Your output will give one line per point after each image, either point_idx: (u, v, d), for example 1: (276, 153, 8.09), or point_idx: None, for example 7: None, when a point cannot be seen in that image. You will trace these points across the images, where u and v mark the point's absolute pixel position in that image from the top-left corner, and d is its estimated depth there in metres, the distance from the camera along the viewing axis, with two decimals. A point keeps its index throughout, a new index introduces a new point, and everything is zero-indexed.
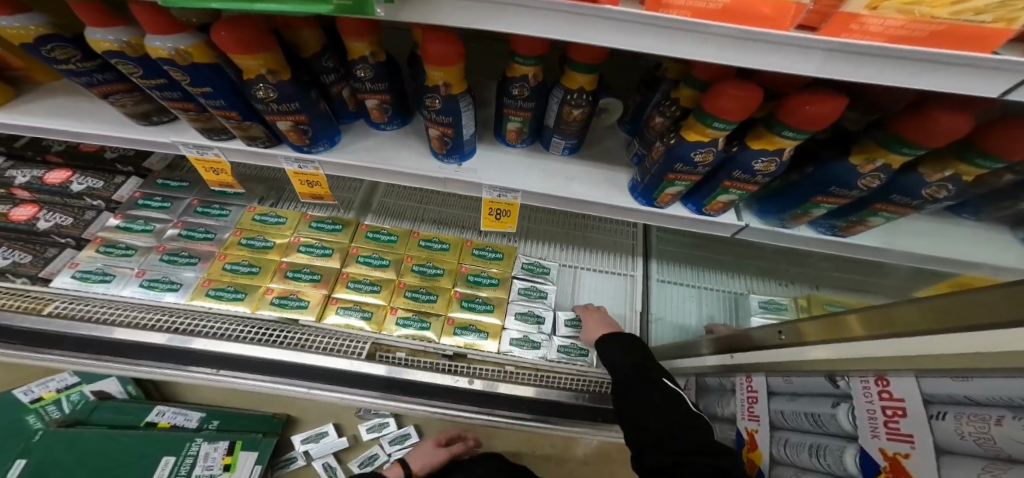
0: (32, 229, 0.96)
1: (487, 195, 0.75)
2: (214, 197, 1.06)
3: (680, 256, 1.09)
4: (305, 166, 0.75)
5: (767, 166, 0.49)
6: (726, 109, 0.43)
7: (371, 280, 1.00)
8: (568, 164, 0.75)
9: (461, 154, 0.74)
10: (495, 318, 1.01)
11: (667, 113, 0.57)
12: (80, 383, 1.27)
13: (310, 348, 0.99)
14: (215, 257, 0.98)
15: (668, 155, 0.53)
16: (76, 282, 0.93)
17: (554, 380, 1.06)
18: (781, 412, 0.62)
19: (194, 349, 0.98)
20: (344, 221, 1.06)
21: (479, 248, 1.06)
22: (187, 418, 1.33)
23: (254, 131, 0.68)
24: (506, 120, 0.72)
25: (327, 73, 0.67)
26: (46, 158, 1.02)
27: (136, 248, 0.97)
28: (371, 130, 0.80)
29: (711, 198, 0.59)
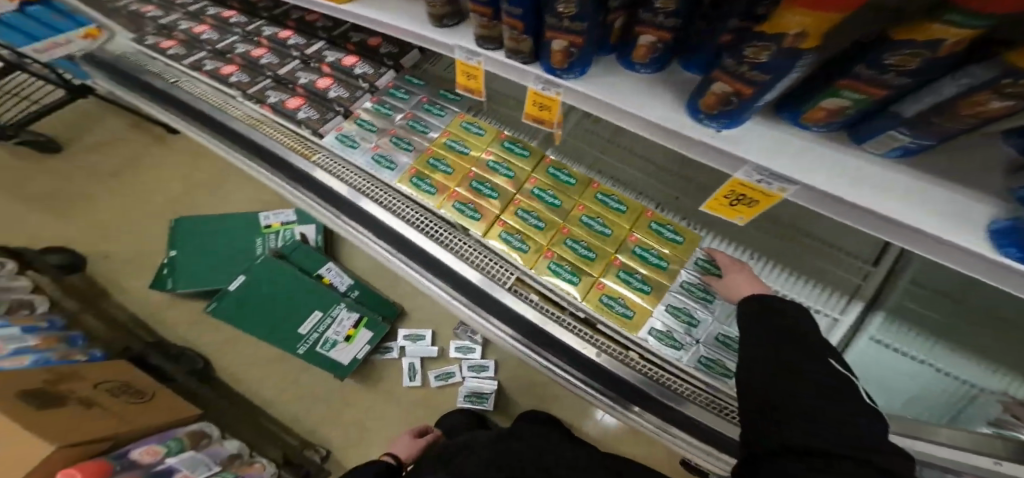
0: (324, 96, 1.20)
1: (741, 176, 0.59)
2: (439, 98, 1.16)
3: (921, 322, 0.84)
4: (550, 89, 0.72)
5: None
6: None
7: (539, 217, 0.98)
8: (885, 167, 0.53)
9: (731, 119, 0.56)
10: (647, 301, 0.92)
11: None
12: (294, 222, 1.85)
13: (463, 257, 1.00)
14: (424, 150, 1.08)
15: None
16: (336, 143, 1.12)
17: (687, 392, 0.91)
18: None
19: (377, 225, 1.07)
20: (531, 149, 1.06)
21: (658, 222, 0.93)
22: (340, 281, 1.64)
23: (525, 47, 0.66)
24: (825, 92, 0.47)
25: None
26: (346, 44, 1.30)
27: (378, 126, 1.12)
28: (622, 70, 0.71)
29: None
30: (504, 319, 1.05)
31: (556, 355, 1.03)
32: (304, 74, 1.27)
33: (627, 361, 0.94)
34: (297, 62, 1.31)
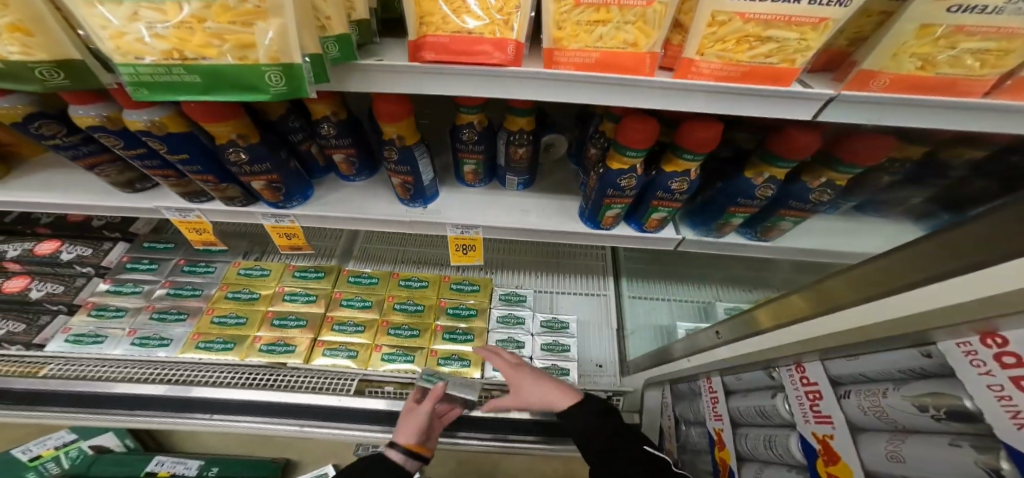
0: (24, 299, 1.01)
1: (450, 232, 0.82)
2: (200, 255, 1.13)
3: (643, 273, 1.24)
4: (281, 220, 0.80)
5: (681, 185, 0.61)
6: (632, 139, 0.54)
7: (356, 322, 1.04)
8: (523, 197, 0.85)
9: (424, 197, 0.81)
10: (477, 347, 1.04)
11: (597, 145, 0.69)
12: (77, 439, 1.26)
13: (299, 387, 0.99)
14: (203, 311, 1.03)
15: (601, 182, 0.63)
16: (69, 346, 0.97)
17: None
18: (738, 408, 0.65)
19: (189, 399, 0.97)
20: (326, 268, 1.12)
21: (456, 281, 1.12)
22: (186, 466, 1.33)
23: (231, 191, 0.73)
24: (462, 162, 0.81)
25: (295, 133, 0.75)
26: (36, 229, 1.09)
27: (127, 308, 1.02)
28: (341, 183, 0.87)
29: (648, 216, 0.69)
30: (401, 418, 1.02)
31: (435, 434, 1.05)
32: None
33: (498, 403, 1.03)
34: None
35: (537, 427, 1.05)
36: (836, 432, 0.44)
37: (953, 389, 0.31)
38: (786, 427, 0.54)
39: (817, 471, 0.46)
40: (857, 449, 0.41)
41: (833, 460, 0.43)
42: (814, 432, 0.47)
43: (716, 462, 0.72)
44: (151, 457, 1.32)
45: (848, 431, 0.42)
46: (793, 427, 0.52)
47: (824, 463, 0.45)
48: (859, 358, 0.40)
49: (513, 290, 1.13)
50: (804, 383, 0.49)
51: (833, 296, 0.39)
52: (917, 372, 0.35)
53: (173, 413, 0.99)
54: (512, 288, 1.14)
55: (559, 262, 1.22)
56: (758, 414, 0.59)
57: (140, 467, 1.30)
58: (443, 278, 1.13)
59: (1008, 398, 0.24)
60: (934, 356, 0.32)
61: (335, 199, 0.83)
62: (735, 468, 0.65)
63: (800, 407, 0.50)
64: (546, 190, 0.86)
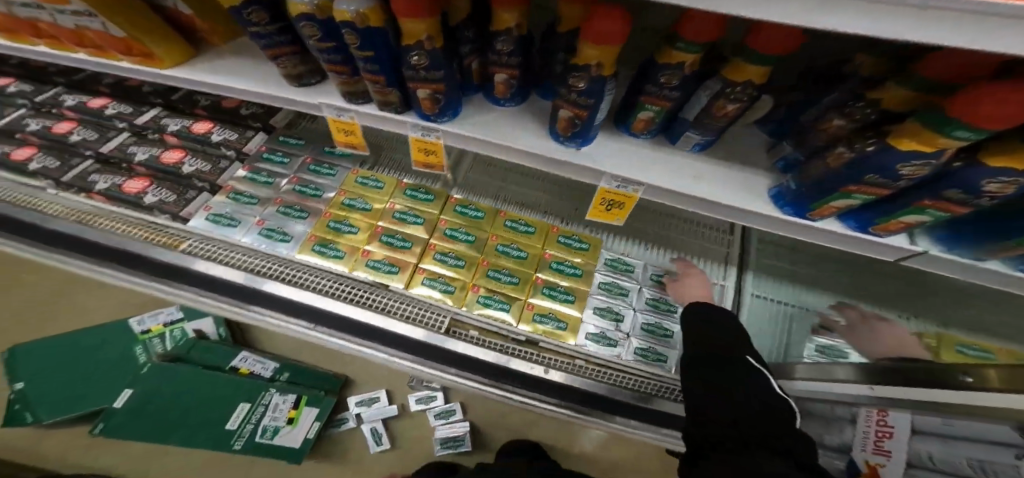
0: (178, 172, 1.03)
1: (606, 183, 0.73)
2: (326, 156, 1.09)
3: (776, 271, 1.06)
4: (429, 134, 0.72)
5: (1002, 187, 0.43)
6: (982, 113, 0.35)
7: (457, 255, 1.00)
8: (696, 160, 0.73)
9: (584, 139, 0.70)
10: (575, 310, 0.97)
11: (855, 115, 0.52)
12: (182, 320, 1.46)
13: (395, 314, 0.99)
14: (321, 214, 1.02)
15: (862, 163, 0.49)
16: (208, 224, 0.97)
17: (621, 378, 0.99)
18: (927, 452, 0.58)
19: (293, 301, 1.00)
20: (435, 192, 1.07)
21: (565, 235, 1.03)
22: (263, 367, 1.43)
23: (392, 98, 0.66)
24: (640, 108, 0.68)
25: (467, 45, 0.66)
26: (195, 110, 1.13)
27: (258, 197, 1.02)
28: (490, 105, 0.76)
29: (885, 219, 0.58)
30: (470, 364, 1.12)
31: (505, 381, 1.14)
32: (137, 147, 1.07)
33: (580, 373, 1.02)
34: (125, 134, 1.11)
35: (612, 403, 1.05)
36: None
37: None
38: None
39: None
40: None
41: None
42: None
43: None
44: (236, 351, 1.42)
45: None
46: None
47: None
48: None
49: (620, 257, 1.04)
50: None
51: None
52: None
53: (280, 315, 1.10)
54: (617, 256, 1.03)
55: (678, 238, 1.07)
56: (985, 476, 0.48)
57: (226, 357, 1.41)
58: (551, 230, 1.03)
59: None
60: None
61: (483, 120, 0.73)
62: None
63: None
64: (725, 158, 0.73)
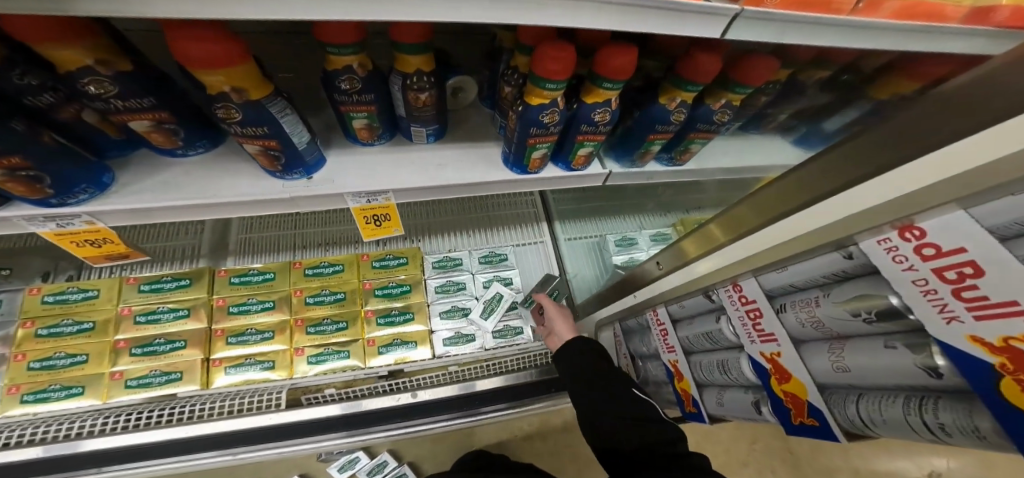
0: None
1: (353, 204, 0.69)
2: None
3: (575, 212, 1.22)
4: (70, 222, 0.51)
5: (603, 116, 0.63)
6: (552, 69, 0.55)
7: (259, 329, 0.86)
8: (436, 149, 0.77)
9: (305, 166, 0.63)
10: (420, 324, 0.96)
11: (513, 82, 0.68)
12: None
13: (215, 415, 0.82)
14: (10, 358, 0.73)
15: (523, 120, 0.64)
16: None
17: (500, 364, 1.03)
18: (687, 337, 0.71)
19: (66, 456, 0.76)
20: (190, 273, 0.84)
21: (378, 259, 0.98)
22: None
23: None
24: (350, 118, 0.66)
25: (34, 95, 0.41)
26: None
27: None
28: (163, 160, 0.58)
29: (576, 151, 0.71)
30: (361, 421, 0.96)
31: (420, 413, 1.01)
32: None
33: (454, 377, 1.00)
34: None
35: (506, 393, 1.05)
36: (781, 350, 0.49)
37: (879, 287, 0.36)
38: (736, 349, 0.60)
39: (772, 387, 0.52)
40: (802, 361, 0.47)
41: (787, 377, 0.49)
42: (762, 351, 0.53)
43: (678, 392, 0.80)
44: None
45: (791, 348, 0.48)
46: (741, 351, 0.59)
47: (778, 381, 0.52)
48: (788, 269, 0.45)
49: (449, 255, 1.06)
50: (742, 301, 0.54)
51: (776, 203, 0.44)
52: (836, 276, 0.41)
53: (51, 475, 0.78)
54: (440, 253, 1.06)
55: (511, 209, 1.18)
56: (706, 340, 0.65)
57: None
58: (360, 258, 0.97)
59: (933, 290, 0.29)
60: (849, 254, 0.37)
61: (155, 181, 0.56)
62: (699, 396, 0.73)
63: (745, 328, 0.55)
64: (463, 139, 0.80)
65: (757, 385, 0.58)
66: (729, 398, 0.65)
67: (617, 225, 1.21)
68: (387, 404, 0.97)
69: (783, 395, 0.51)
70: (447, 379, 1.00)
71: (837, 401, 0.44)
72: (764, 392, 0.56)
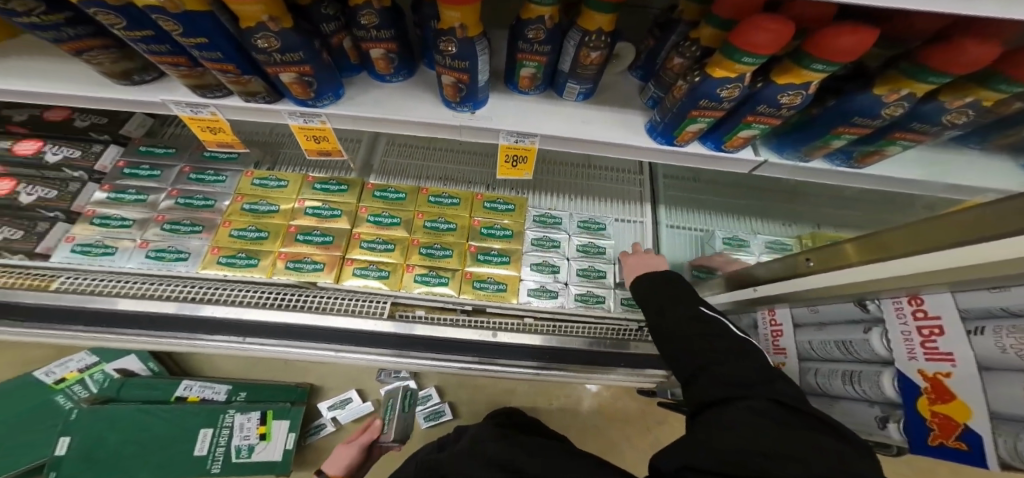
0: (16, 204, 0.88)
1: (504, 141, 0.73)
2: (206, 162, 1.00)
3: (684, 199, 1.17)
4: (311, 120, 0.68)
5: (791, 99, 0.58)
6: (757, 41, 0.50)
7: (384, 240, 0.98)
8: (583, 108, 0.77)
9: (474, 101, 0.69)
10: (511, 270, 1.01)
11: (687, 53, 0.65)
12: (99, 361, 1.55)
13: (333, 309, 0.95)
14: (219, 225, 0.93)
15: (693, 93, 0.61)
16: (79, 257, 0.87)
17: (574, 329, 1.03)
18: (810, 341, 0.69)
19: (214, 322, 0.91)
20: (348, 182, 1.02)
21: (489, 200, 1.05)
22: (213, 391, 1.55)
23: (254, 86, 0.60)
24: (520, 66, 0.69)
25: (328, 23, 0.61)
26: (9, 128, 0.94)
27: (147, 192, 0.95)
28: (375, 83, 0.72)
29: (733, 135, 0.68)
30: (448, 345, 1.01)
31: (490, 356, 1.04)
32: None
33: (530, 328, 1.03)
34: None
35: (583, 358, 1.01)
36: (954, 371, 0.45)
37: None
38: (878, 363, 0.57)
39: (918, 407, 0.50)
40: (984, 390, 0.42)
41: (947, 399, 0.46)
42: (921, 369, 0.49)
43: None
44: (178, 381, 1.54)
45: (971, 369, 0.43)
46: (887, 365, 0.55)
47: (929, 402, 0.48)
48: (1007, 291, 0.39)
49: (550, 212, 1.09)
50: (916, 315, 0.49)
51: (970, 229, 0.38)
52: None
53: (197, 333, 0.93)
54: (539, 208, 1.10)
55: (620, 184, 1.18)
56: (841, 347, 0.62)
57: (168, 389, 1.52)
58: (474, 197, 1.05)
59: None
60: None
61: (369, 99, 0.70)
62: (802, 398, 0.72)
63: (907, 345, 0.51)
64: (607, 103, 0.80)
65: (893, 403, 0.55)
66: (845, 409, 0.65)
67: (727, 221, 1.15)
68: (471, 338, 1.00)
69: (933, 419, 0.48)
70: (519, 327, 1.03)
71: (1007, 432, 0.40)
72: (904, 412, 0.53)
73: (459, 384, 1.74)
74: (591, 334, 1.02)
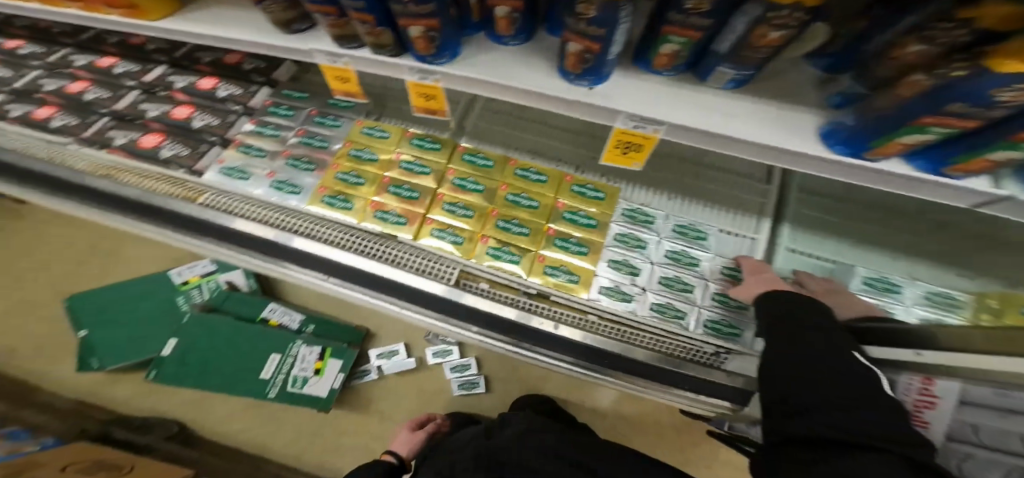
0: (188, 127, 1.03)
1: (620, 124, 0.67)
2: (330, 108, 1.06)
3: (819, 221, 0.96)
4: (427, 77, 0.69)
5: None
6: None
7: (465, 206, 0.98)
8: (731, 99, 0.64)
9: (596, 75, 0.63)
10: (588, 262, 0.94)
11: (942, 39, 0.32)
12: (214, 273, 1.75)
13: (405, 266, 0.97)
14: (330, 166, 0.99)
15: (908, 101, 0.37)
16: (222, 177, 0.98)
17: (640, 338, 0.96)
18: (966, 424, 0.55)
19: (311, 256, 0.99)
20: (442, 141, 1.03)
21: (578, 184, 0.99)
22: (291, 318, 1.69)
23: (385, 38, 0.60)
24: (663, 40, 0.57)
25: None
26: (198, 66, 1.11)
27: (282, 129, 1.03)
28: (492, 44, 0.70)
29: (964, 159, 0.44)
30: (499, 327, 1.03)
31: (542, 343, 1.05)
32: (150, 104, 1.07)
33: (597, 330, 0.96)
34: (136, 92, 1.11)
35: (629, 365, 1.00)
36: None
37: None
38: None
39: None
40: None
41: None
42: None
43: None
44: (268, 302, 1.69)
45: None
46: None
47: None
48: None
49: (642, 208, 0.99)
50: None
51: None
52: None
53: (292, 265, 1.07)
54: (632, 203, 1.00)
55: (739, 190, 1.00)
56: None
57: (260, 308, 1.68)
58: (565, 178, 0.99)
59: None
60: None
61: (493, 57, 0.69)
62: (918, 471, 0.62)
63: None
64: (766, 91, 0.64)
65: None
66: None
67: (873, 259, 0.92)
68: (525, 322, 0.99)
69: None
70: (579, 324, 0.98)
71: None
72: None
73: (498, 361, 1.75)
74: (656, 349, 0.94)
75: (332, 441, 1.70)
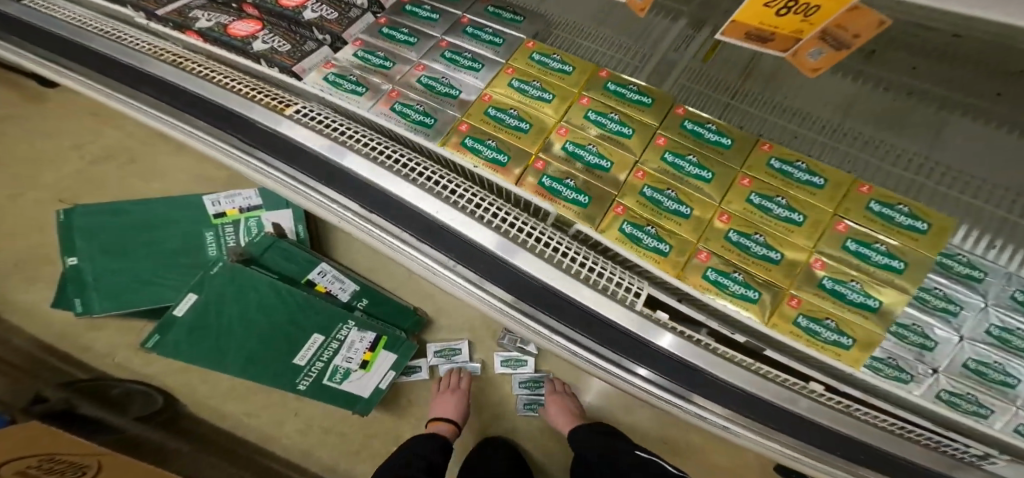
0: (297, 18, 0.85)
1: None
2: (488, 17, 0.85)
3: None
4: None
5: None
6: None
7: (679, 196, 0.67)
8: None
9: None
10: (875, 327, 0.58)
11: None
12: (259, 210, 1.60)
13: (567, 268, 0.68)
14: (479, 94, 0.76)
15: None
16: (326, 86, 0.77)
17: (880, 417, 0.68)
18: None
19: (428, 223, 0.71)
20: (652, 94, 0.74)
21: (881, 202, 0.61)
22: (342, 287, 1.45)
23: None
24: None
25: None
26: None
27: (417, 36, 0.83)
28: None
29: None
30: (678, 378, 0.72)
31: (735, 410, 0.74)
32: None
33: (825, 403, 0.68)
34: None
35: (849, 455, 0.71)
36: None
37: None
38: None
39: None
40: None
41: None
42: None
43: None
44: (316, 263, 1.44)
45: None
46: None
47: None
48: None
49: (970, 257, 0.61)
50: None
51: None
52: None
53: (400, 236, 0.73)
54: (958, 248, 0.62)
55: None
56: None
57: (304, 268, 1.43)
58: (858, 187, 0.63)
59: None
60: None
61: None
62: None
63: None
64: None
65: None
66: None
67: None
68: (719, 373, 0.69)
69: None
70: (799, 391, 0.70)
71: None
72: None
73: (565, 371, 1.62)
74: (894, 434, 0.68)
75: (357, 442, 1.62)
